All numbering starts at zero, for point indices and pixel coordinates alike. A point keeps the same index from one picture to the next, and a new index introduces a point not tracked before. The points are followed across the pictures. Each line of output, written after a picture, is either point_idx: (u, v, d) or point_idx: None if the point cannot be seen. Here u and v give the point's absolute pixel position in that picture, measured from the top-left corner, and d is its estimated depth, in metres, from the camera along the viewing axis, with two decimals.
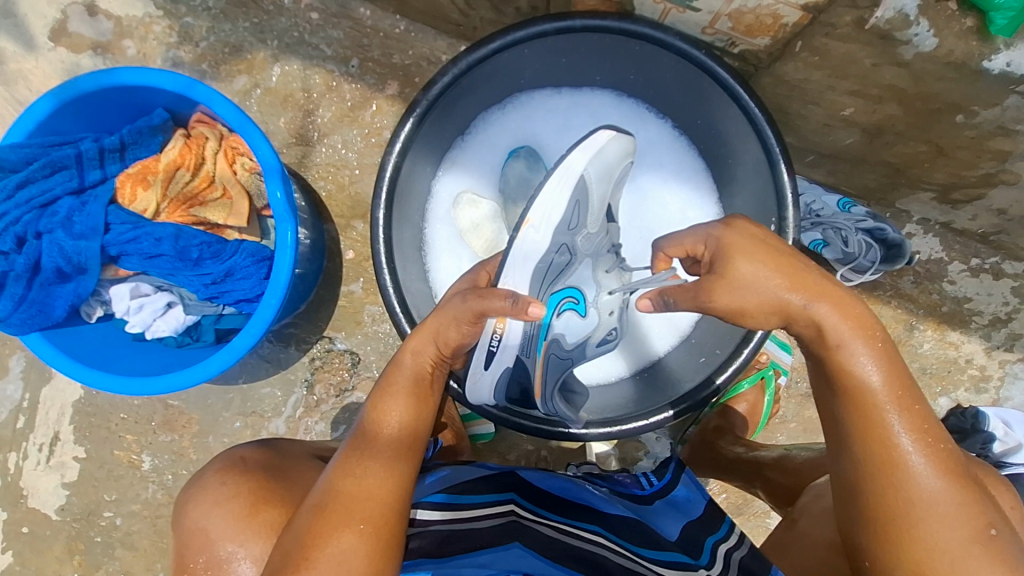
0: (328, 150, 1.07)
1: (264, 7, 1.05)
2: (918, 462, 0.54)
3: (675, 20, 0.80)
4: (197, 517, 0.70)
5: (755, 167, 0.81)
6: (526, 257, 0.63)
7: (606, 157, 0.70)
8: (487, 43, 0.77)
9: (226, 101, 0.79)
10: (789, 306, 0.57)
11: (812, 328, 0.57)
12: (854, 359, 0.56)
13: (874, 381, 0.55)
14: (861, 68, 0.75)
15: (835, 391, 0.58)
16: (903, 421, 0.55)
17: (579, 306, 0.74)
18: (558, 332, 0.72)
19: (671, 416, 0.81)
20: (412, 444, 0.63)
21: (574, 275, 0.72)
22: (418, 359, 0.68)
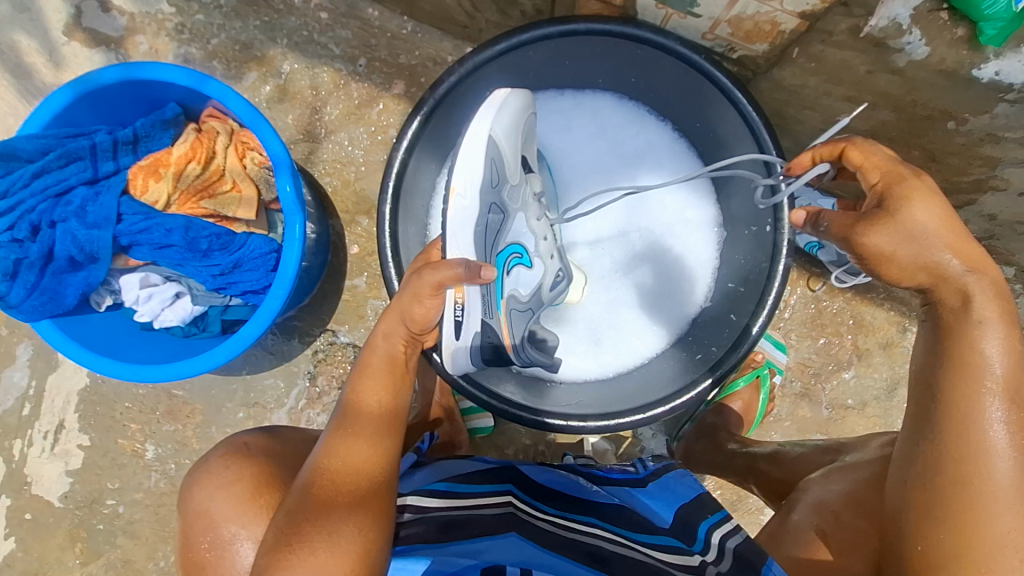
0: (335, 147, 1.09)
1: (274, 6, 1.07)
2: (1001, 441, 0.54)
3: (676, 26, 0.82)
4: (201, 499, 0.72)
5: (752, 170, 0.83)
6: (464, 225, 0.66)
7: (511, 108, 0.71)
8: (493, 45, 0.79)
9: (237, 97, 0.81)
10: (948, 271, 0.57)
11: (957, 298, 0.57)
12: (984, 340, 0.56)
13: (993, 359, 0.55)
14: (856, 75, 0.77)
15: (942, 361, 0.58)
16: (1005, 405, 0.55)
17: (523, 259, 0.79)
18: (511, 289, 0.77)
19: (670, 407, 0.83)
20: (392, 422, 0.66)
21: (512, 230, 0.76)
22: (390, 342, 0.70)
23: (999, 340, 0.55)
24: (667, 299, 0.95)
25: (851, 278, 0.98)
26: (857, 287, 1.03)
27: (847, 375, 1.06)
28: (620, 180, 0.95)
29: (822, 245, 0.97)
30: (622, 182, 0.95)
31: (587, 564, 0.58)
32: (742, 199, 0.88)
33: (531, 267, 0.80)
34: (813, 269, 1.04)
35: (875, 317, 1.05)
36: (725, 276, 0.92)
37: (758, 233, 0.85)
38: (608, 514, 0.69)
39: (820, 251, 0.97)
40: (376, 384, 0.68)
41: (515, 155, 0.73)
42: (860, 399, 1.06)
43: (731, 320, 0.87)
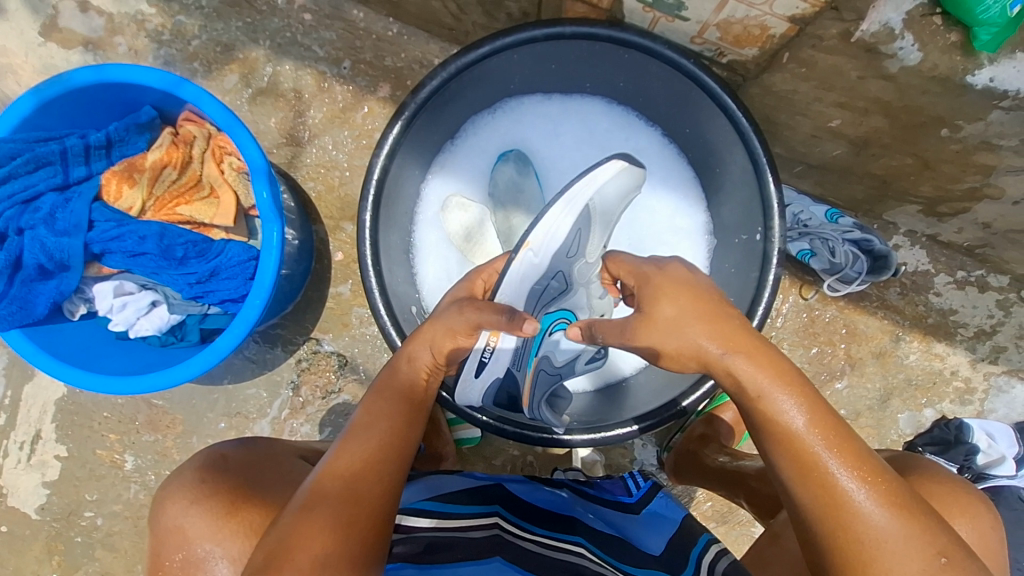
0: (319, 150, 1.06)
1: (257, 7, 1.05)
2: (863, 498, 0.50)
3: (664, 29, 0.80)
4: (174, 514, 0.69)
5: (742, 177, 0.81)
6: (524, 277, 0.68)
7: (622, 186, 0.72)
8: (476, 48, 0.77)
9: (214, 100, 0.79)
10: (709, 356, 0.57)
11: (730, 377, 0.57)
12: (780, 407, 0.53)
13: (793, 420, 0.53)
14: (848, 80, 0.75)
15: (762, 440, 0.55)
16: (837, 459, 0.51)
17: (570, 326, 0.77)
18: (548, 350, 0.75)
19: (637, 430, 0.81)
20: (399, 448, 0.61)
21: (567, 299, 0.75)
22: (413, 368, 0.69)
23: (792, 401, 0.53)
24: None
25: (843, 286, 0.97)
26: (850, 295, 1.02)
27: (839, 385, 1.04)
28: None
29: (815, 253, 0.95)
30: None
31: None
32: (732, 206, 0.86)
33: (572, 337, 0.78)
34: (805, 277, 1.02)
35: (868, 325, 1.03)
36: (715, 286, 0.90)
37: (747, 242, 0.83)
38: (597, 539, 0.67)
39: (812, 259, 0.95)
40: (391, 403, 0.64)
41: (601, 234, 0.75)
42: (853, 409, 1.04)
43: None
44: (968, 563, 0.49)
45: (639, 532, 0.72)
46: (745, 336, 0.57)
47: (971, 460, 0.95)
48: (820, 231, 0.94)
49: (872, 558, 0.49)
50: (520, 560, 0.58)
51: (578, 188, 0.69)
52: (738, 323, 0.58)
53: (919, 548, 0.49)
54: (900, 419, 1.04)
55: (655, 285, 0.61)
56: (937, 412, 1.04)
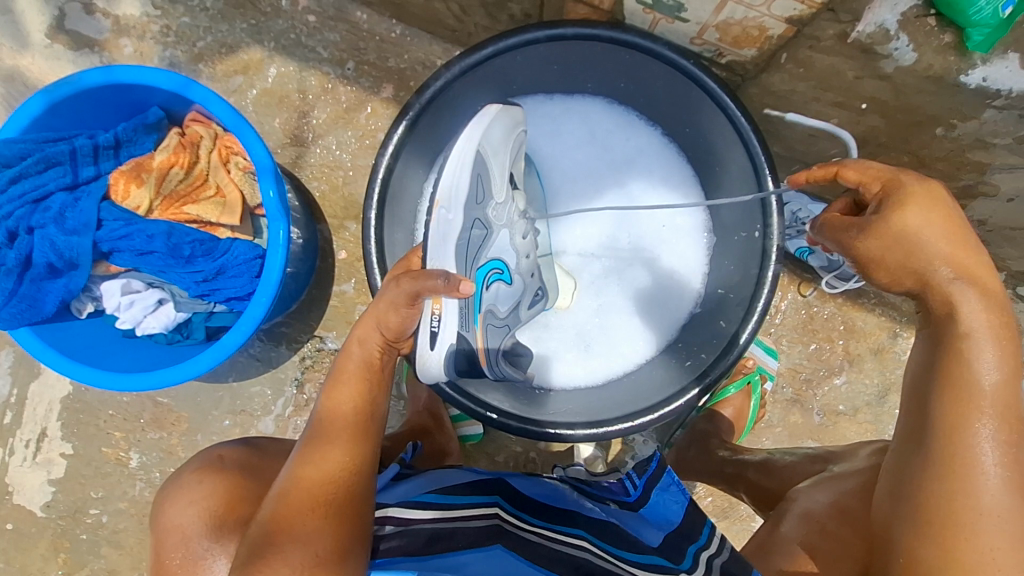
0: (323, 151, 1.07)
1: (262, 9, 1.06)
2: (989, 462, 0.53)
3: (664, 30, 0.81)
4: (173, 515, 0.71)
5: (740, 175, 0.83)
6: (444, 237, 0.66)
7: (496, 131, 0.70)
8: (479, 49, 0.78)
9: (221, 101, 0.80)
10: (933, 279, 0.56)
11: (943, 308, 0.56)
12: (976, 360, 0.55)
13: (977, 370, 0.54)
14: (845, 80, 0.76)
15: (933, 381, 0.56)
16: (993, 424, 0.54)
17: (505, 275, 0.76)
18: (490, 303, 0.74)
19: (657, 418, 0.81)
20: (369, 427, 0.64)
21: (495, 245, 0.73)
22: (366, 348, 0.67)
23: (994, 358, 0.54)
24: (655, 307, 0.95)
25: (841, 283, 1.00)
26: (848, 292, 1.03)
27: (838, 381, 1.05)
28: (609, 184, 0.94)
29: (813, 252, 0.98)
30: (611, 188, 0.94)
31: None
32: (731, 205, 0.87)
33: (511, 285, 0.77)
34: (804, 274, 1.04)
35: (866, 322, 1.05)
36: (715, 283, 0.91)
37: (746, 240, 0.85)
38: (597, 529, 0.68)
39: (811, 258, 0.99)
40: (351, 390, 0.65)
41: (502, 173, 0.73)
42: (851, 405, 1.06)
43: (720, 326, 0.86)
44: None
45: (636, 525, 0.73)
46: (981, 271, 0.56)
47: None
48: None
49: (971, 508, 0.53)
50: (521, 550, 0.60)
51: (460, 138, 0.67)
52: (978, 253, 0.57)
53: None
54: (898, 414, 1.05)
55: (910, 189, 0.56)
56: None
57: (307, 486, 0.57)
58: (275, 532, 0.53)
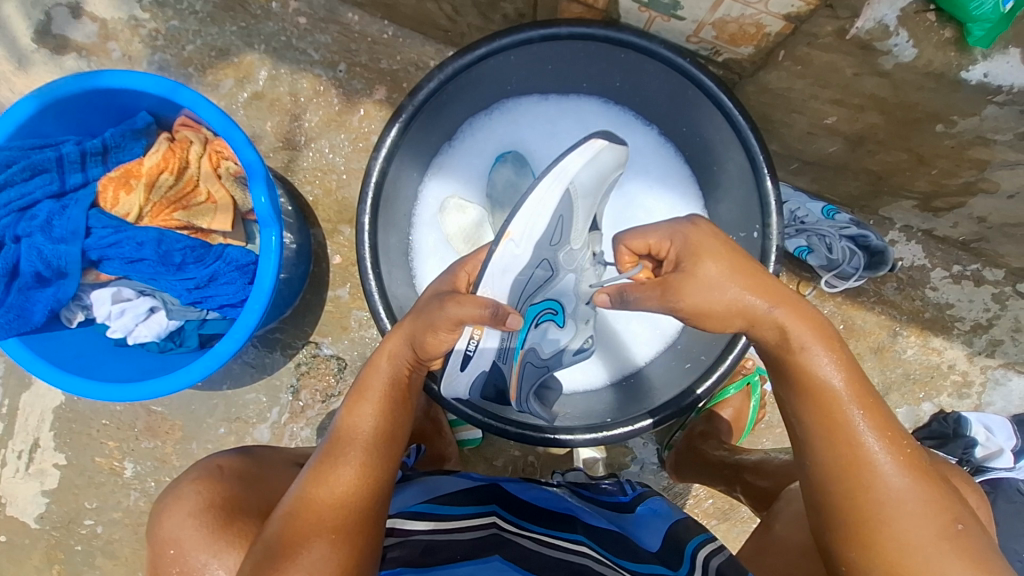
0: (315, 154, 1.06)
1: (252, 11, 1.05)
2: (884, 459, 0.53)
3: (660, 29, 0.80)
4: (171, 527, 0.69)
5: (739, 174, 0.82)
6: (505, 270, 0.60)
7: (601, 165, 0.63)
8: (472, 49, 0.77)
9: (210, 105, 0.78)
10: (753, 312, 0.57)
11: (773, 331, 0.57)
12: (815, 360, 0.55)
13: (823, 371, 0.55)
14: (843, 77, 0.75)
15: (793, 389, 0.57)
16: (865, 417, 0.54)
17: (556, 316, 0.72)
18: (535, 342, 0.69)
19: (657, 422, 0.80)
20: (386, 446, 0.62)
21: (554, 286, 0.69)
22: (394, 363, 0.66)
23: (829, 359, 0.55)
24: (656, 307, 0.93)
25: (841, 282, 0.98)
26: (847, 290, 1.03)
27: None
28: None
29: (812, 249, 0.96)
30: (607, 188, 0.93)
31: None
32: (730, 203, 0.86)
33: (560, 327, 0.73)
34: (803, 273, 1.03)
35: (866, 321, 1.04)
36: None
37: (745, 240, 0.84)
38: (596, 534, 0.68)
39: (810, 256, 0.96)
40: (373, 407, 0.64)
41: (584, 215, 0.67)
42: None
43: None
44: (980, 532, 0.53)
45: (637, 531, 0.72)
46: (787, 291, 0.58)
47: (971, 453, 0.96)
48: (817, 228, 0.94)
49: (882, 514, 0.53)
50: (519, 560, 0.59)
51: (553, 178, 0.59)
52: (771, 278, 0.58)
53: (937, 514, 0.52)
54: (899, 413, 1.05)
55: (697, 242, 0.57)
56: (935, 406, 1.05)
57: (325, 495, 0.57)
58: (293, 534, 0.54)
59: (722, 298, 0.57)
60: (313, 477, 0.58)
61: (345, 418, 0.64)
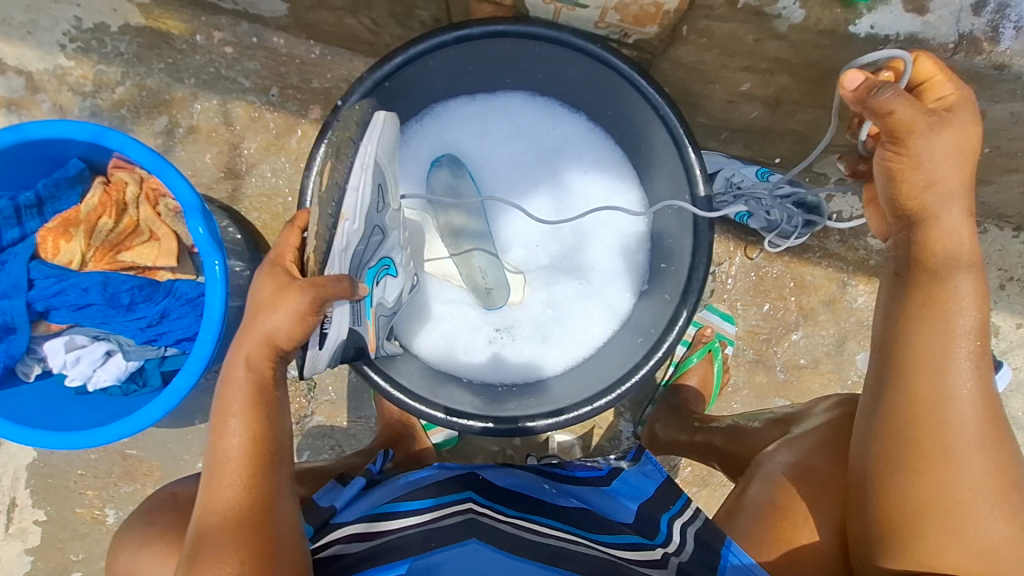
0: (258, 180, 1.07)
1: (176, 46, 1.06)
2: (965, 391, 0.56)
3: (568, 18, 0.81)
4: (125, 562, 0.72)
5: (664, 151, 0.84)
6: (345, 248, 0.61)
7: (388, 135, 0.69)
8: (389, 59, 0.78)
9: (138, 145, 0.79)
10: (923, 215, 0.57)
11: (919, 258, 0.59)
12: (960, 291, 0.57)
13: (961, 304, 0.57)
14: (746, 44, 0.83)
15: (904, 324, 0.59)
16: (975, 349, 0.57)
17: (392, 270, 0.77)
18: (380, 298, 0.75)
19: (611, 400, 0.83)
20: (269, 456, 0.61)
21: (387, 246, 0.73)
22: (254, 368, 0.61)
23: (970, 285, 0.57)
24: (607, 288, 0.95)
25: (782, 240, 1.03)
26: (793, 248, 1.07)
27: (796, 336, 1.09)
28: (542, 177, 0.95)
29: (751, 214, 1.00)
30: (545, 179, 0.95)
31: (548, 564, 0.58)
32: (662, 180, 0.88)
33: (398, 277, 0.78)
34: (748, 238, 1.07)
35: (815, 275, 1.09)
36: (657, 258, 0.92)
37: (678, 211, 0.86)
38: (570, 517, 0.69)
39: (750, 220, 1.01)
40: (242, 420, 0.60)
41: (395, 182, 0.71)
42: (812, 358, 1.10)
43: (665, 300, 0.87)
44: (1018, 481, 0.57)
45: (615, 500, 0.74)
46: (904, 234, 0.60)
47: None
48: None
49: (944, 445, 0.56)
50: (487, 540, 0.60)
51: (361, 159, 0.61)
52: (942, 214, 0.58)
53: (982, 455, 0.56)
54: (858, 360, 1.10)
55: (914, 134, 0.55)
56: None
57: (217, 526, 0.57)
58: None
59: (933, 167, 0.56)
60: (205, 507, 0.58)
61: (217, 444, 0.60)
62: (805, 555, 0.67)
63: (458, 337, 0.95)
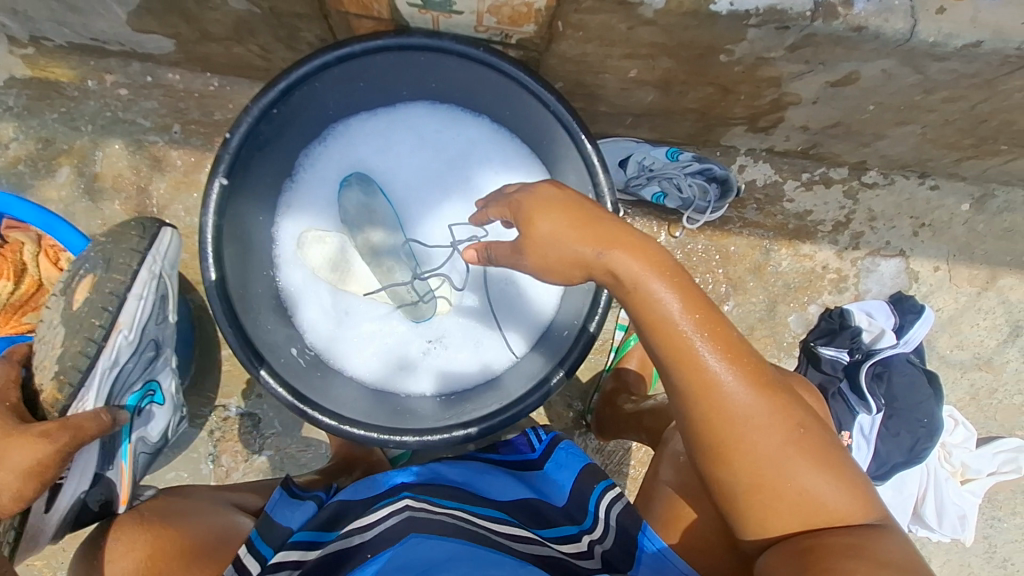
0: (172, 221, 1.05)
1: (68, 94, 1.03)
2: (729, 379, 0.57)
3: (448, 25, 0.80)
4: None
5: (563, 146, 0.85)
6: (117, 355, 0.75)
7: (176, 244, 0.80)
8: (271, 86, 0.77)
9: (20, 203, 0.78)
10: (586, 259, 0.59)
11: (606, 272, 0.60)
12: (653, 291, 0.58)
13: (666, 308, 0.58)
14: (620, 32, 0.76)
15: (643, 327, 0.60)
16: (707, 341, 0.57)
17: (157, 396, 0.87)
18: (140, 429, 0.84)
19: (540, 397, 0.83)
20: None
21: (156, 372, 0.85)
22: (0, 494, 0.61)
23: (663, 286, 0.58)
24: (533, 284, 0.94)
25: (700, 215, 1.06)
26: (713, 222, 1.10)
27: (728, 307, 1.12)
28: (454, 185, 0.95)
29: (666, 194, 1.03)
30: (456, 185, 0.95)
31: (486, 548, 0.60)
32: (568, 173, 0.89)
33: (162, 403, 0.88)
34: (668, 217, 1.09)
35: (738, 245, 1.11)
36: None
37: None
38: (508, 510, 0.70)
39: (666, 200, 1.04)
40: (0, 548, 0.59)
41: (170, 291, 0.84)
42: (745, 325, 1.12)
43: (583, 290, 0.88)
44: (821, 431, 0.59)
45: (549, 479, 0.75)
46: (623, 233, 0.59)
47: (859, 341, 1.07)
48: (664, 172, 1.01)
49: (737, 432, 0.57)
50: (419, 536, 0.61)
51: (147, 270, 0.76)
52: (610, 221, 0.60)
53: (779, 423, 0.57)
54: (790, 321, 1.13)
55: (534, 204, 0.61)
56: (821, 305, 1.14)
57: None
58: None
59: (565, 248, 0.60)
60: None
61: None
62: (702, 536, 0.70)
63: (391, 354, 0.93)
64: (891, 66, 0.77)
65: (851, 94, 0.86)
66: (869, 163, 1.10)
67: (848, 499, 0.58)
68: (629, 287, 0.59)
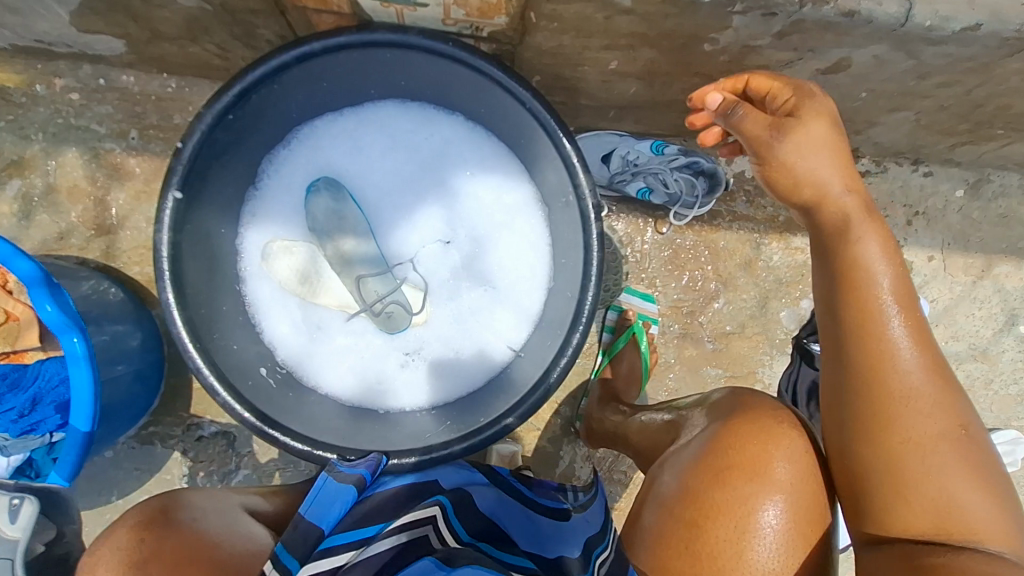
0: (133, 232, 1.00)
1: (15, 100, 0.97)
2: (903, 359, 0.59)
3: (413, 18, 0.75)
4: None
5: (542, 145, 0.80)
6: None
7: None
8: (224, 91, 0.72)
9: None
10: (827, 193, 0.62)
11: (838, 220, 0.62)
12: (869, 251, 0.61)
13: (879, 282, 0.60)
14: (598, 23, 0.71)
15: (836, 297, 0.62)
16: (900, 318, 0.60)
17: None
18: None
19: (523, 413, 0.77)
20: None
21: None
22: None
23: (880, 250, 0.61)
24: (515, 289, 0.90)
25: (687, 211, 1.03)
26: (701, 216, 1.06)
27: (719, 305, 1.08)
28: (429, 188, 0.91)
29: (652, 189, 0.99)
30: (431, 189, 0.91)
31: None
32: (545, 174, 0.84)
33: None
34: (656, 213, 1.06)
35: (728, 240, 1.08)
36: (558, 252, 0.87)
37: (567, 205, 0.82)
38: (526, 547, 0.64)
39: (652, 195, 1.00)
40: None
41: None
42: (737, 323, 1.09)
43: (568, 298, 0.83)
44: (976, 442, 0.60)
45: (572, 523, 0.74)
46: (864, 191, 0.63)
47: None
48: (649, 167, 0.97)
49: (902, 412, 0.59)
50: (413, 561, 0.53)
51: None
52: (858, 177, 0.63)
53: (941, 412, 0.59)
54: (782, 317, 1.09)
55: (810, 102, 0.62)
56: None
57: None
58: None
59: (809, 164, 0.61)
60: None
61: None
62: None
63: (370, 369, 0.89)
64: (883, 52, 0.73)
65: (842, 81, 0.82)
66: (860, 152, 1.06)
67: (989, 517, 0.57)
68: (854, 249, 0.61)
